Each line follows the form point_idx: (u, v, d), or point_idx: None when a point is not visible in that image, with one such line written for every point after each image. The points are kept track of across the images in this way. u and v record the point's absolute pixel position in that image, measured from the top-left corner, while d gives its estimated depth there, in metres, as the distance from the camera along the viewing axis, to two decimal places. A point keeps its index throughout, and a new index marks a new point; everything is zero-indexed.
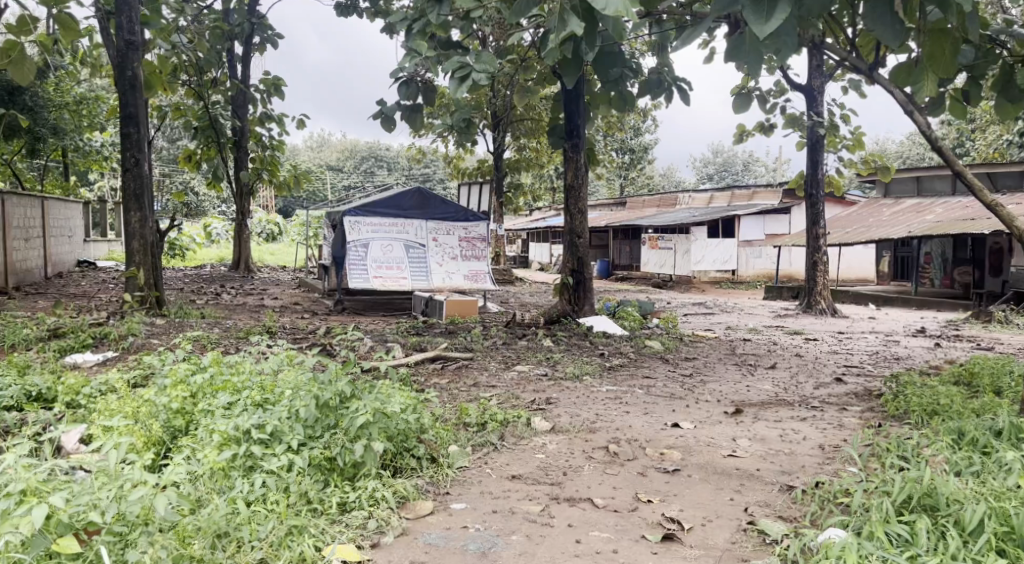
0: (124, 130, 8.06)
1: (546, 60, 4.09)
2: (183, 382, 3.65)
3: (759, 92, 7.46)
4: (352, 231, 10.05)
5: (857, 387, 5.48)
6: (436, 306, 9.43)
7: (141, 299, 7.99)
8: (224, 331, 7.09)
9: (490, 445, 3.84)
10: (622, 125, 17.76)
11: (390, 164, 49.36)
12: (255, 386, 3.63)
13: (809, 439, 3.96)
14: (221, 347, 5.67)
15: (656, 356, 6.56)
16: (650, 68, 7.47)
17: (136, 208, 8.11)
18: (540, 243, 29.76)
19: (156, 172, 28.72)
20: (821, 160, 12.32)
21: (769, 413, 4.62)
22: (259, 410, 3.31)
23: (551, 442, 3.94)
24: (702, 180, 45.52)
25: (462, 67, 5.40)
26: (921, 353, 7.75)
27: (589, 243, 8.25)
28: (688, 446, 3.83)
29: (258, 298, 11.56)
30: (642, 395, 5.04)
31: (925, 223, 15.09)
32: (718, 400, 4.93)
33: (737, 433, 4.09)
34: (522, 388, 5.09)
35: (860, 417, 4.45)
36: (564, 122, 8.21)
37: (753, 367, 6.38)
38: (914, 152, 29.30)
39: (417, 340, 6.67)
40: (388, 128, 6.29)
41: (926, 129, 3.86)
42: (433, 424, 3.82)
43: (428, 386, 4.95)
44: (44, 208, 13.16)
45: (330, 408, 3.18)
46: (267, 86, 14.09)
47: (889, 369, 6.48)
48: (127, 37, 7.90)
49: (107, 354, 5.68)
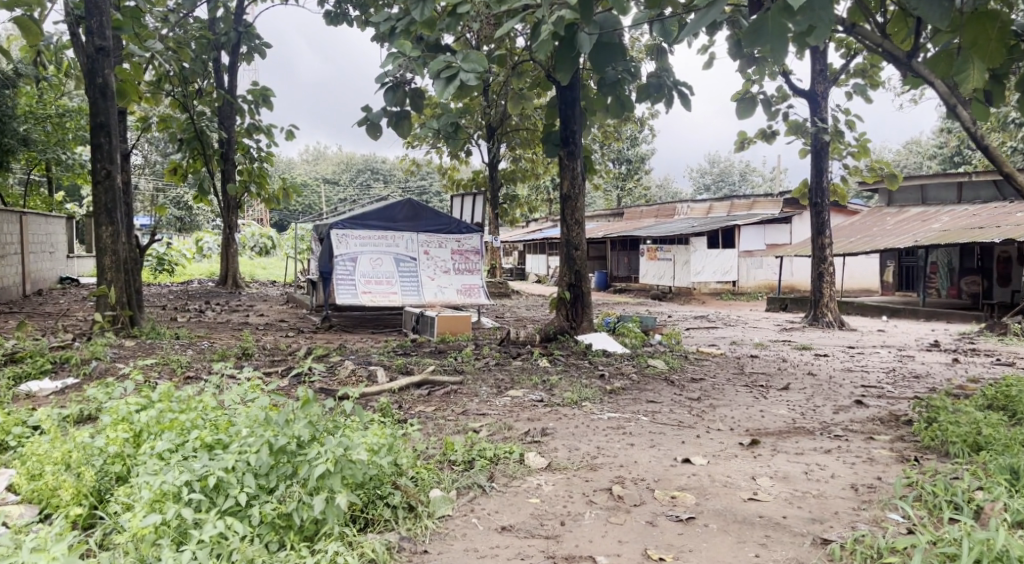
0: (95, 141, 7.59)
1: (536, 52, 3.65)
2: (124, 419, 3.15)
3: (764, 95, 7.07)
4: (340, 244, 9.59)
5: (881, 411, 5.02)
6: (427, 323, 8.92)
7: (112, 318, 7.57)
8: (198, 353, 6.61)
9: (478, 488, 3.37)
10: (619, 133, 17.34)
11: (386, 176, 49.00)
12: (209, 421, 3.13)
13: (839, 477, 3.50)
14: (188, 375, 5.20)
15: (661, 377, 6.10)
16: (649, 72, 7.08)
17: (108, 223, 7.60)
18: (537, 255, 29.31)
19: (147, 185, 28.33)
20: (826, 166, 11.94)
21: (789, 443, 4.17)
22: (208, 456, 2.82)
23: (547, 483, 3.48)
24: (699, 191, 45.17)
25: (449, 66, 4.97)
26: (939, 370, 7.32)
27: (587, 255, 7.82)
28: (703, 487, 3.37)
29: (243, 316, 11.10)
30: (646, 424, 4.58)
31: (931, 232, 14.70)
32: (730, 429, 4.48)
33: (757, 470, 3.62)
34: (515, 417, 4.62)
35: (890, 448, 4.00)
36: (559, 128, 7.77)
37: (765, 389, 5.91)
38: (912, 160, 29.02)
39: (404, 361, 6.19)
40: (374, 137, 5.87)
41: (973, 126, 3.41)
42: (413, 464, 3.39)
43: (411, 416, 4.48)
44: (22, 222, 12.71)
45: (286, 454, 2.68)
46: (255, 96, 13.71)
47: (910, 388, 6.05)
48: (98, 42, 7.44)
49: (66, 381, 5.21)
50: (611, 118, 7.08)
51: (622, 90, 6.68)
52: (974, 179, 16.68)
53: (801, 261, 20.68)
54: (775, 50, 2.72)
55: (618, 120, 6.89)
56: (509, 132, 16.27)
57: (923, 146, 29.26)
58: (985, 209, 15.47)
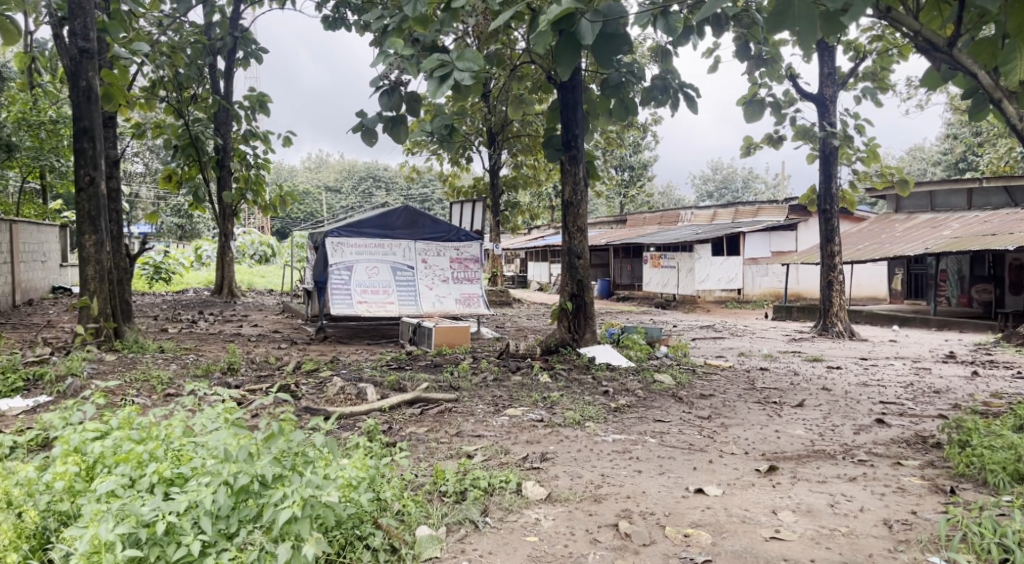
0: (78, 147, 7.30)
1: (535, 45, 3.45)
2: (76, 450, 2.82)
3: (773, 99, 6.77)
4: (335, 253, 9.31)
5: (905, 433, 4.69)
6: (424, 334, 8.59)
7: (95, 331, 7.26)
8: (182, 368, 6.29)
9: (470, 524, 3.04)
10: (622, 139, 17.07)
11: (388, 184, 48.78)
12: (170, 449, 2.81)
13: (868, 511, 3.18)
14: (166, 398, 4.87)
15: (668, 394, 5.76)
16: (653, 74, 6.79)
17: (91, 232, 7.30)
18: (539, 263, 29.02)
19: (148, 193, 28.18)
20: (835, 172, 11.64)
21: (809, 470, 3.84)
22: (165, 494, 2.50)
23: (547, 517, 3.14)
24: (702, 198, 44.96)
25: (443, 65, 4.64)
26: (959, 385, 6.96)
27: (590, 264, 7.50)
28: (719, 523, 3.04)
29: (236, 326, 10.82)
30: (654, 447, 4.25)
31: (941, 238, 14.38)
32: (745, 453, 4.16)
33: (777, 502, 3.29)
34: (513, 440, 4.29)
35: (921, 476, 3.68)
36: (561, 133, 7.49)
37: (778, 407, 5.57)
38: (917, 167, 28.67)
39: (397, 377, 5.85)
40: (368, 143, 5.57)
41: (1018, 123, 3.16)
42: (398, 497, 3.07)
43: (401, 438, 4.17)
44: (12, 231, 12.44)
45: (249, 494, 2.37)
46: (251, 103, 13.44)
47: (932, 405, 5.73)
48: (81, 44, 7.16)
49: (39, 399, 4.90)
50: (614, 122, 6.85)
51: (626, 93, 6.43)
52: (985, 185, 16.31)
53: (808, 268, 20.34)
54: (802, 32, 2.78)
55: (621, 123, 6.68)
56: (510, 138, 16.00)
57: (928, 152, 28.94)
58: (996, 216, 15.17)
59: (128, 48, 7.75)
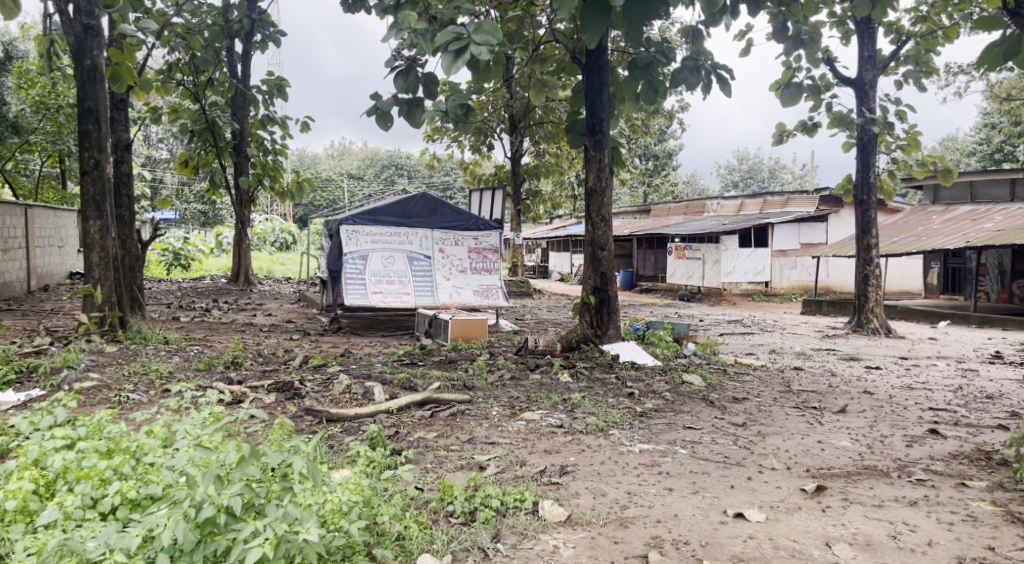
0: (82, 128, 7.02)
1: (557, 10, 3.15)
2: (36, 463, 2.49)
3: (812, 81, 6.24)
4: (349, 241, 8.99)
5: (964, 446, 4.24)
6: (440, 327, 8.24)
7: (99, 320, 7.02)
8: (185, 360, 6.00)
9: (478, 552, 2.68)
10: (648, 126, 16.53)
11: (410, 172, 48.49)
12: (140, 464, 2.46)
13: (940, 546, 2.76)
14: (158, 395, 4.58)
15: (698, 397, 5.34)
16: (684, 56, 6.29)
17: (95, 217, 7.02)
18: (561, 253, 28.53)
19: (170, 179, 28.21)
20: (873, 160, 11.06)
21: (862, 491, 3.43)
22: (127, 521, 2.16)
23: (567, 545, 2.77)
24: (727, 189, 44.08)
25: (459, 38, 4.19)
26: (1012, 389, 6.45)
27: (614, 256, 7.07)
28: (766, 558, 2.64)
29: (249, 315, 10.58)
30: (686, 460, 3.84)
31: (984, 231, 13.71)
32: (787, 469, 3.75)
33: (830, 532, 2.88)
34: (530, 449, 3.92)
35: (991, 502, 3.25)
36: (584, 117, 7.04)
37: (818, 412, 5.13)
38: (952, 156, 27.68)
39: (407, 375, 5.49)
40: (384, 128, 5.18)
41: None
42: (398, 519, 2.73)
43: (407, 445, 3.82)
44: (28, 216, 12.29)
45: (217, 526, 2.02)
46: (269, 87, 13.16)
47: (988, 414, 5.24)
48: (86, 21, 6.89)
49: (30, 394, 4.62)
50: (643, 105, 6.42)
51: (654, 74, 6.00)
52: None
53: (838, 261, 19.70)
54: None
55: (650, 107, 6.25)
56: (531, 125, 15.56)
57: (964, 142, 27.91)
58: None
59: (136, 26, 7.44)
